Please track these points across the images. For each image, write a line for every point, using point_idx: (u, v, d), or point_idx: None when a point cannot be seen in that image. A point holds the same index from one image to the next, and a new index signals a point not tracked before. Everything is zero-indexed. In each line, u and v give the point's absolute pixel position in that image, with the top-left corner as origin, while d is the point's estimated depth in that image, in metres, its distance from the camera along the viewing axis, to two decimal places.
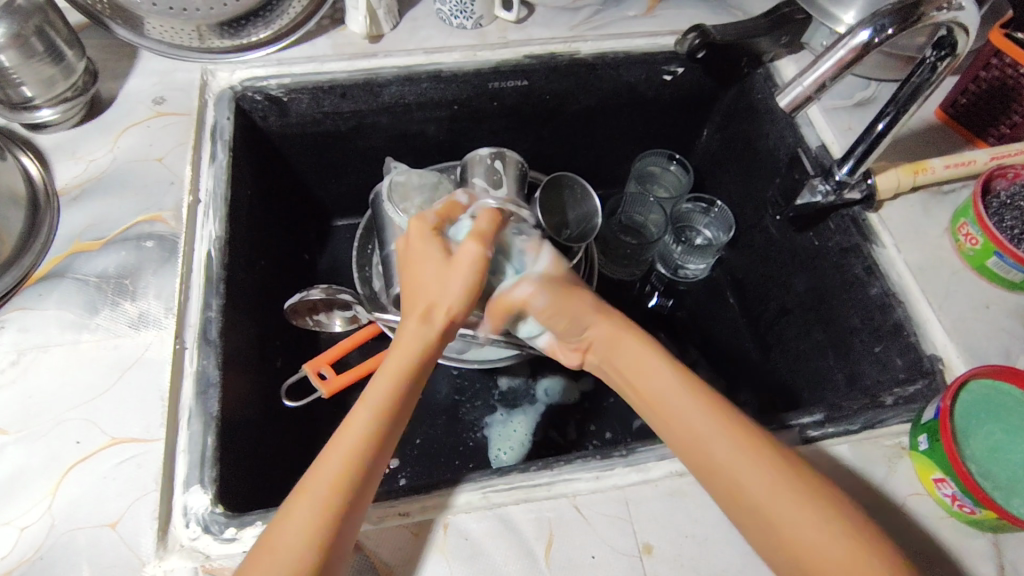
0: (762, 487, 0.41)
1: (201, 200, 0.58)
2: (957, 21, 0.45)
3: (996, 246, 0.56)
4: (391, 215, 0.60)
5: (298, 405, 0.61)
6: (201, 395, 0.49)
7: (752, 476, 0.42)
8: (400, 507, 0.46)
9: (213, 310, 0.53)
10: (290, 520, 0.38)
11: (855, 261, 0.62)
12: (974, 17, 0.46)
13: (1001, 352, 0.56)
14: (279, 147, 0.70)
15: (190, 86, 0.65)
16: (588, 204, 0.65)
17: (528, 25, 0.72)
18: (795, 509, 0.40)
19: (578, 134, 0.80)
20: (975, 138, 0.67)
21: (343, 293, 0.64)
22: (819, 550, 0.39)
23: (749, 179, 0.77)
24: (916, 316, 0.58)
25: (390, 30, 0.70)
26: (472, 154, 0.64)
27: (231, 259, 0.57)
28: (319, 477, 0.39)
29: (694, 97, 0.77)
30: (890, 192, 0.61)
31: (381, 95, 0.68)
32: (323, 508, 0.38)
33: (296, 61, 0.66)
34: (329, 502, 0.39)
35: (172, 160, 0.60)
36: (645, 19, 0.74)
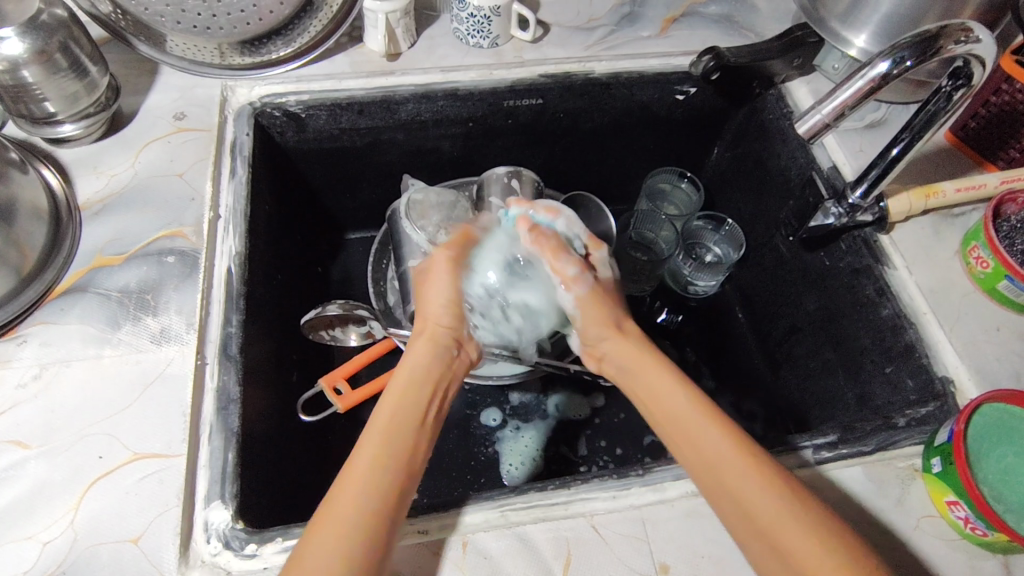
0: (763, 503, 0.42)
1: (221, 216, 0.59)
2: (973, 56, 0.45)
3: (1006, 270, 0.57)
4: (409, 232, 0.60)
5: (315, 420, 0.60)
6: (221, 411, 0.50)
7: (728, 461, 0.44)
8: (434, 520, 0.46)
9: (233, 326, 0.54)
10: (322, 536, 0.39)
11: (866, 282, 0.63)
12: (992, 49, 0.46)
13: (1011, 375, 0.56)
14: (296, 161, 0.72)
15: (210, 102, 0.66)
16: (603, 222, 0.65)
17: (543, 44, 0.73)
18: (750, 491, 0.42)
19: (590, 152, 0.80)
20: (984, 162, 0.68)
21: (360, 308, 0.64)
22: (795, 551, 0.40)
23: (758, 198, 0.78)
24: (927, 338, 0.58)
25: (407, 49, 0.71)
26: (489, 174, 0.64)
27: (251, 274, 0.58)
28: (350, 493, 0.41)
29: (704, 116, 0.78)
30: (901, 216, 0.62)
31: (398, 112, 0.70)
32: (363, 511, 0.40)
33: (314, 78, 0.68)
34: (355, 505, 0.40)
35: (192, 176, 0.61)
36: (658, 39, 0.75)
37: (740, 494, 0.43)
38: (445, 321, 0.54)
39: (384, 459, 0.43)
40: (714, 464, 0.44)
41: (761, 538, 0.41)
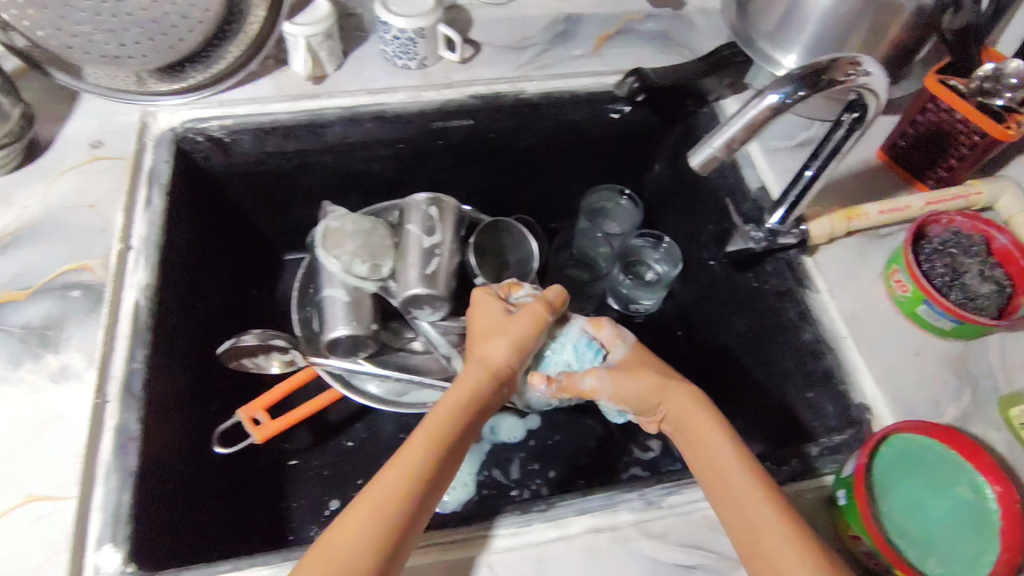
0: (770, 528, 0.43)
1: (132, 247, 0.58)
2: (868, 87, 0.44)
3: (925, 295, 0.56)
4: (324, 261, 0.59)
5: (229, 451, 0.60)
6: (119, 450, 0.50)
7: (730, 475, 0.47)
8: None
9: (137, 361, 0.53)
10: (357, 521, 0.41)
11: (789, 304, 0.62)
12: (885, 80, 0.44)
13: (930, 403, 0.56)
14: (224, 187, 0.71)
15: (128, 128, 0.65)
16: (526, 246, 0.66)
17: (472, 65, 0.72)
18: (747, 495, 0.45)
19: (527, 171, 0.80)
20: (914, 180, 0.67)
21: (277, 338, 0.61)
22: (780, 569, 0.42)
23: (694, 217, 0.78)
24: (846, 364, 0.58)
25: (333, 71, 0.70)
26: (409, 200, 0.63)
27: (162, 307, 0.58)
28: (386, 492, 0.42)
29: (641, 135, 0.78)
30: (824, 237, 0.61)
31: (325, 135, 0.69)
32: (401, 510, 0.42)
33: (237, 102, 0.67)
34: (402, 491, 0.42)
35: (104, 207, 0.60)
36: (590, 58, 0.74)
37: (751, 519, 0.44)
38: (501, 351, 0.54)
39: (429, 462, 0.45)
40: (734, 491, 0.46)
41: (748, 546, 0.44)
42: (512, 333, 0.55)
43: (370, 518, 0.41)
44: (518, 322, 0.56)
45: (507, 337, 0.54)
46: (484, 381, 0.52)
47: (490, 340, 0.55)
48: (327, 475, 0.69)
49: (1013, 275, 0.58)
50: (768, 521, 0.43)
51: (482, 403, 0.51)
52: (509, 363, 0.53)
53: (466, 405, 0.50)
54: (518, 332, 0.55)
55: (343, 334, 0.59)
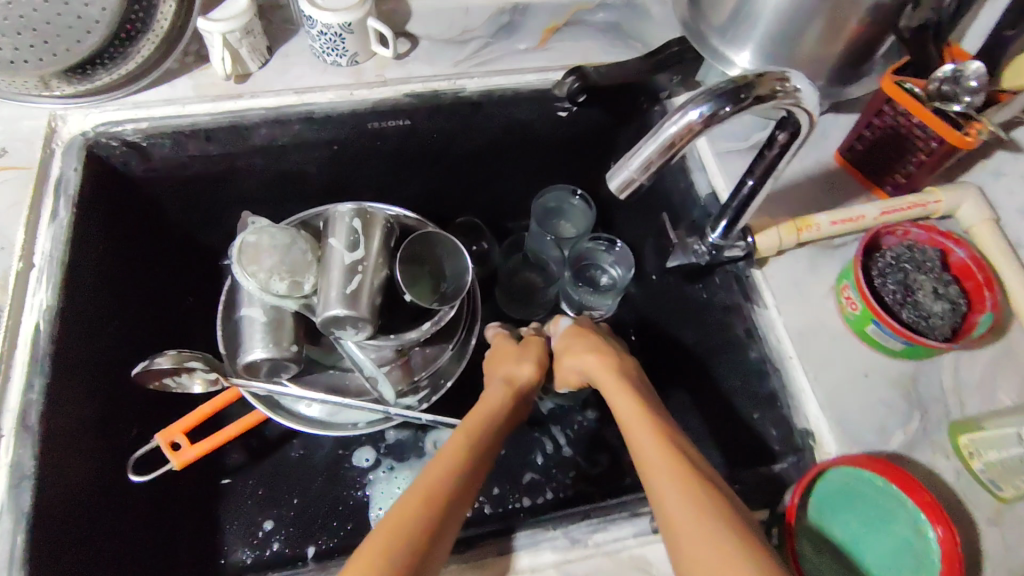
0: (675, 503, 0.39)
1: (36, 265, 0.55)
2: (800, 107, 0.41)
3: (874, 314, 0.53)
4: (240, 280, 0.55)
5: (147, 479, 0.57)
6: (13, 490, 0.47)
7: (655, 461, 0.42)
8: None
9: (35, 391, 0.50)
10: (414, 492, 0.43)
11: (737, 320, 0.60)
12: (816, 96, 0.40)
13: (876, 428, 0.53)
14: (150, 193, 0.67)
15: (35, 134, 0.60)
16: (461, 259, 0.62)
17: (408, 61, 0.68)
18: (663, 468, 0.42)
19: (474, 172, 0.76)
20: (872, 186, 0.63)
21: (195, 360, 0.58)
22: (692, 553, 0.36)
23: (647, 220, 0.74)
24: (793, 385, 0.55)
25: (258, 69, 0.65)
26: (333, 210, 0.59)
27: (66, 330, 0.54)
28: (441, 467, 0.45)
29: (593, 134, 0.73)
30: (772, 249, 0.57)
31: (250, 138, 0.65)
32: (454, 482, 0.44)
33: (153, 104, 0.63)
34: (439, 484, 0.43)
35: (6, 223, 0.57)
36: (536, 54, 0.70)
37: (663, 501, 0.40)
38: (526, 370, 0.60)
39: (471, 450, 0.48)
40: (651, 468, 0.42)
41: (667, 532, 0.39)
42: (528, 355, 0.62)
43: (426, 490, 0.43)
44: (529, 350, 0.63)
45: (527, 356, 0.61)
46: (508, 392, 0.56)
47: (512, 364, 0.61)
48: (262, 495, 0.67)
49: (968, 291, 0.55)
50: (693, 499, 0.39)
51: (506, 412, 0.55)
52: (525, 378, 0.59)
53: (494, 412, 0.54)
54: (535, 352, 0.61)
55: (260, 357, 0.56)
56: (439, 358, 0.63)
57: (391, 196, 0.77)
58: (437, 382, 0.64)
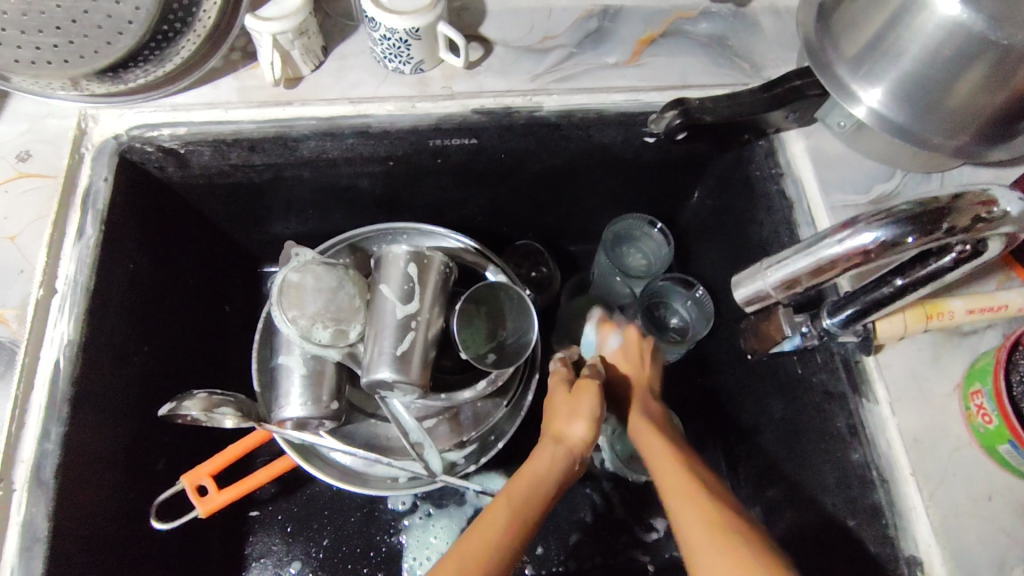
0: None
1: (58, 291, 0.49)
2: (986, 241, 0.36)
3: (1011, 435, 0.45)
4: (279, 323, 0.50)
5: (170, 527, 0.52)
6: (24, 554, 0.43)
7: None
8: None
9: (51, 441, 0.45)
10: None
11: (839, 412, 0.52)
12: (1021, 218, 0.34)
13: (994, 562, 0.46)
14: (187, 199, 0.61)
15: (61, 137, 0.54)
16: (526, 317, 0.54)
17: (480, 72, 0.59)
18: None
19: (543, 194, 0.68)
20: (1010, 261, 0.53)
21: (223, 408, 0.51)
22: None
23: (734, 264, 0.66)
24: (899, 503, 0.47)
25: (310, 71, 0.58)
26: (385, 251, 0.52)
27: (90, 367, 0.49)
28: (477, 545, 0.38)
29: (682, 161, 0.65)
30: (893, 337, 0.50)
31: (298, 150, 0.58)
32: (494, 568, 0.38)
33: (193, 107, 0.56)
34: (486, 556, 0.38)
35: (26, 240, 0.50)
36: (627, 69, 0.60)
37: None
38: (579, 431, 0.49)
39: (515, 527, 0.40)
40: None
41: None
42: (581, 410, 0.50)
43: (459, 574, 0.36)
44: (581, 401, 0.51)
45: (588, 405, 0.50)
46: (563, 459, 0.47)
47: (563, 419, 0.50)
48: (291, 533, 0.63)
49: None
50: None
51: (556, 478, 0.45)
52: (577, 441, 0.48)
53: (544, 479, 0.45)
54: (591, 404, 0.50)
55: (302, 416, 0.50)
56: (491, 416, 0.56)
57: (448, 214, 0.70)
58: (487, 440, 0.57)
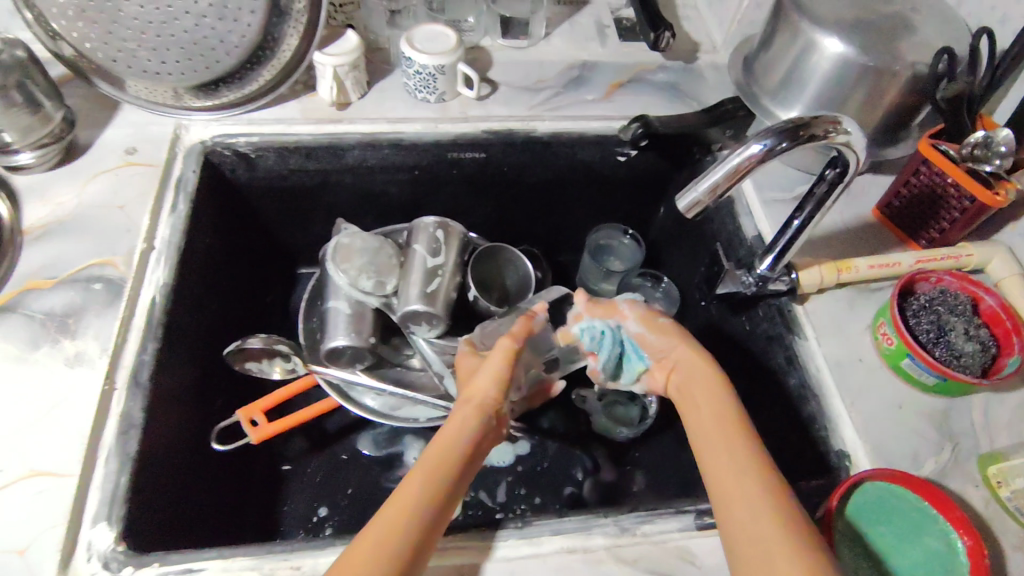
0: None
1: (154, 248, 0.62)
2: (842, 151, 0.50)
3: (908, 348, 0.57)
4: (332, 274, 0.63)
5: (226, 449, 0.63)
6: (122, 436, 0.53)
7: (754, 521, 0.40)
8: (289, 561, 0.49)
9: (147, 354, 0.56)
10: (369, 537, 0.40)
11: (778, 349, 0.64)
12: (864, 140, 0.49)
13: (908, 454, 0.57)
14: (249, 198, 0.75)
15: (161, 139, 0.69)
16: (524, 269, 0.70)
17: (488, 102, 0.76)
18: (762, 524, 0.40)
19: (537, 206, 0.83)
20: (908, 239, 0.69)
21: (281, 343, 0.64)
22: None
23: (695, 259, 0.80)
24: (829, 411, 0.59)
25: (357, 99, 0.74)
26: (416, 222, 0.66)
27: (176, 306, 0.60)
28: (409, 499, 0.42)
29: (648, 177, 0.81)
30: (813, 287, 0.63)
31: (345, 157, 0.73)
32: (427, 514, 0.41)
33: (264, 122, 0.71)
34: (398, 523, 0.40)
35: (132, 209, 0.64)
36: (602, 103, 0.78)
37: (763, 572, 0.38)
38: (490, 391, 0.53)
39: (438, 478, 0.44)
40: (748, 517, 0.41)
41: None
42: (491, 368, 0.54)
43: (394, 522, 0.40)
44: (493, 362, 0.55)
45: (503, 367, 0.54)
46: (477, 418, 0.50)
47: (475, 381, 0.54)
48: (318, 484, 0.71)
49: (997, 336, 0.59)
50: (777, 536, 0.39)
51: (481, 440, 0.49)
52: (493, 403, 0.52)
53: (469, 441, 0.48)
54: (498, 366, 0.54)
55: (343, 344, 0.63)
56: None
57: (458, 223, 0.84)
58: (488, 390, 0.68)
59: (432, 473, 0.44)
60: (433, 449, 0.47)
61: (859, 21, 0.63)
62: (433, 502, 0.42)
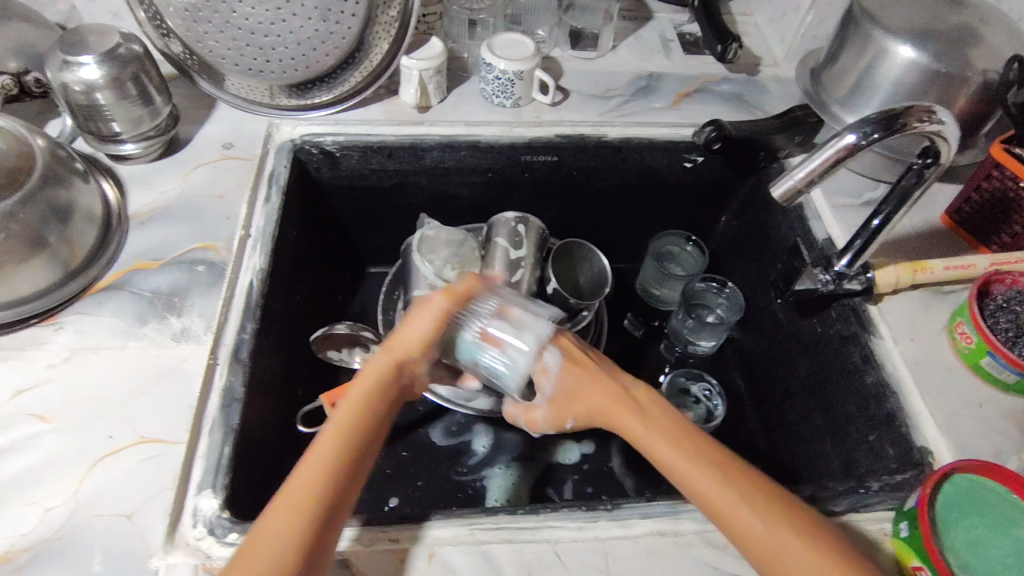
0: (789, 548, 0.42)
1: (251, 235, 0.65)
2: (932, 140, 0.51)
3: (989, 346, 0.58)
4: (418, 265, 0.65)
5: (312, 432, 0.64)
6: (225, 408, 0.54)
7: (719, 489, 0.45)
8: (387, 533, 0.49)
9: (247, 333, 0.58)
10: (269, 527, 0.41)
11: (854, 348, 0.65)
12: (956, 130, 0.51)
13: (992, 452, 0.57)
14: (329, 196, 0.77)
15: (255, 136, 0.73)
16: (598, 265, 0.71)
17: (561, 108, 0.79)
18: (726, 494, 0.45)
19: (601, 211, 0.86)
20: (978, 244, 0.70)
21: (365, 330, 0.70)
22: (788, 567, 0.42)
23: (757, 266, 0.82)
24: (909, 408, 0.59)
25: (437, 103, 0.78)
26: (497, 218, 0.69)
27: (271, 290, 0.63)
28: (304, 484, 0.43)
29: (712, 185, 0.83)
30: (888, 288, 0.64)
31: (423, 158, 0.76)
32: (320, 494, 0.42)
33: (351, 123, 0.75)
34: (308, 494, 0.42)
35: (230, 199, 0.67)
36: (670, 111, 0.81)
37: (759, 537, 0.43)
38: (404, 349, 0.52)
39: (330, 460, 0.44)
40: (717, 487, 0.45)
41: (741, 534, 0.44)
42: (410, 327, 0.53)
43: (285, 511, 0.41)
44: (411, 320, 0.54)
45: (428, 326, 0.52)
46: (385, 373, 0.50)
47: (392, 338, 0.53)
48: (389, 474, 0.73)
49: None
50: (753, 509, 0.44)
51: (385, 399, 0.49)
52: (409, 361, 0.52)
53: (372, 404, 0.48)
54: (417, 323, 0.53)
55: None
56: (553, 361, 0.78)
57: None
58: None
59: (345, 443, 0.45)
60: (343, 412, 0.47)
61: (932, 31, 0.65)
62: (320, 483, 0.43)
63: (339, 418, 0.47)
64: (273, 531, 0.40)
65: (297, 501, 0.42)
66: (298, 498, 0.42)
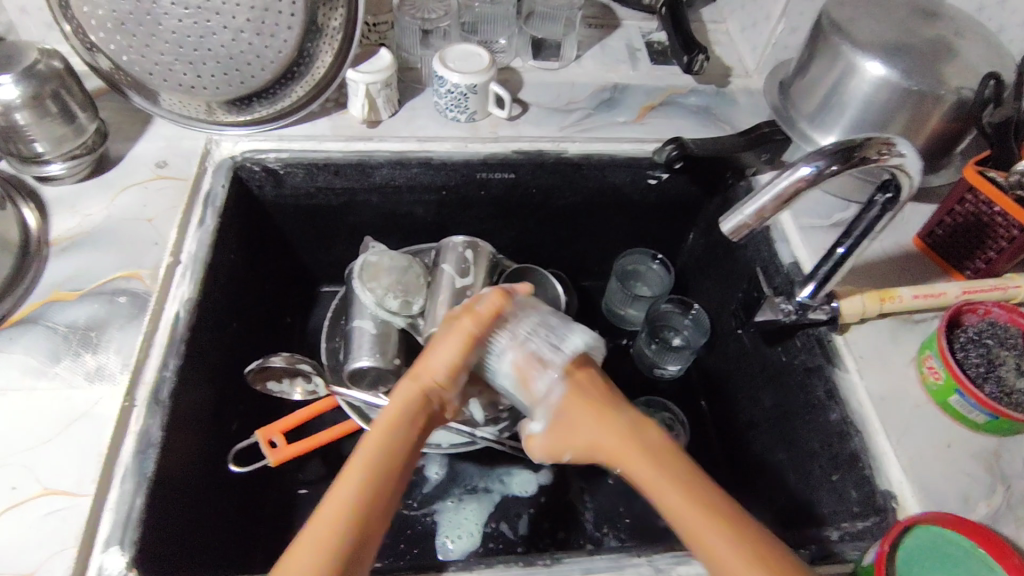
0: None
1: (181, 262, 0.61)
2: (891, 172, 0.48)
3: (958, 384, 0.54)
4: (358, 293, 0.62)
5: (243, 471, 0.60)
6: (139, 454, 0.50)
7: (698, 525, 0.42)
8: None
9: (169, 370, 0.55)
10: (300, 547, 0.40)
11: (818, 382, 0.61)
12: (918, 163, 0.48)
13: (960, 496, 0.53)
14: (271, 214, 0.73)
15: (192, 153, 0.69)
16: (552, 291, 0.70)
17: (519, 123, 0.76)
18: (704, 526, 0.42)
19: (563, 229, 0.82)
20: (951, 269, 0.66)
21: (305, 363, 0.64)
22: None
23: (723, 287, 0.78)
24: (874, 449, 0.56)
25: (388, 117, 0.74)
26: (445, 241, 0.66)
27: (199, 321, 0.59)
28: (339, 498, 0.42)
29: (678, 203, 0.79)
30: (855, 316, 0.61)
31: (373, 176, 0.72)
32: (358, 507, 0.42)
33: (295, 138, 0.71)
34: (342, 515, 0.41)
35: (160, 222, 0.63)
36: (633, 125, 0.77)
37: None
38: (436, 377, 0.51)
39: (371, 481, 0.43)
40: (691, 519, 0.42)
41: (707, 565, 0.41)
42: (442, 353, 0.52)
43: (321, 528, 0.41)
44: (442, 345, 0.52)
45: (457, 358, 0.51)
46: (413, 401, 0.50)
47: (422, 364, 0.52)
48: None
49: None
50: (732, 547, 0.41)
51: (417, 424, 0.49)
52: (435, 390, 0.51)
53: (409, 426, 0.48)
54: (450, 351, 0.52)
55: (367, 365, 0.61)
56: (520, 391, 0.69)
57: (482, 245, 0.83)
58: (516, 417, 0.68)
59: (374, 463, 0.44)
60: (372, 438, 0.46)
61: (903, 45, 0.61)
62: (363, 499, 0.42)
63: (377, 438, 0.46)
64: (306, 547, 0.40)
65: (333, 516, 0.41)
66: (328, 523, 0.41)
